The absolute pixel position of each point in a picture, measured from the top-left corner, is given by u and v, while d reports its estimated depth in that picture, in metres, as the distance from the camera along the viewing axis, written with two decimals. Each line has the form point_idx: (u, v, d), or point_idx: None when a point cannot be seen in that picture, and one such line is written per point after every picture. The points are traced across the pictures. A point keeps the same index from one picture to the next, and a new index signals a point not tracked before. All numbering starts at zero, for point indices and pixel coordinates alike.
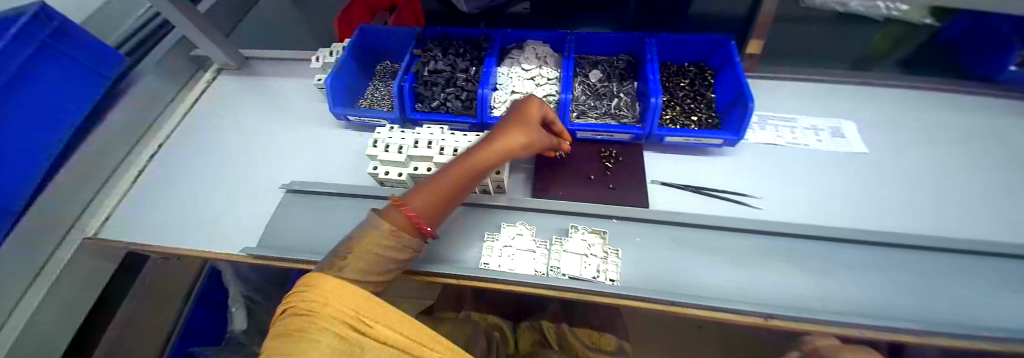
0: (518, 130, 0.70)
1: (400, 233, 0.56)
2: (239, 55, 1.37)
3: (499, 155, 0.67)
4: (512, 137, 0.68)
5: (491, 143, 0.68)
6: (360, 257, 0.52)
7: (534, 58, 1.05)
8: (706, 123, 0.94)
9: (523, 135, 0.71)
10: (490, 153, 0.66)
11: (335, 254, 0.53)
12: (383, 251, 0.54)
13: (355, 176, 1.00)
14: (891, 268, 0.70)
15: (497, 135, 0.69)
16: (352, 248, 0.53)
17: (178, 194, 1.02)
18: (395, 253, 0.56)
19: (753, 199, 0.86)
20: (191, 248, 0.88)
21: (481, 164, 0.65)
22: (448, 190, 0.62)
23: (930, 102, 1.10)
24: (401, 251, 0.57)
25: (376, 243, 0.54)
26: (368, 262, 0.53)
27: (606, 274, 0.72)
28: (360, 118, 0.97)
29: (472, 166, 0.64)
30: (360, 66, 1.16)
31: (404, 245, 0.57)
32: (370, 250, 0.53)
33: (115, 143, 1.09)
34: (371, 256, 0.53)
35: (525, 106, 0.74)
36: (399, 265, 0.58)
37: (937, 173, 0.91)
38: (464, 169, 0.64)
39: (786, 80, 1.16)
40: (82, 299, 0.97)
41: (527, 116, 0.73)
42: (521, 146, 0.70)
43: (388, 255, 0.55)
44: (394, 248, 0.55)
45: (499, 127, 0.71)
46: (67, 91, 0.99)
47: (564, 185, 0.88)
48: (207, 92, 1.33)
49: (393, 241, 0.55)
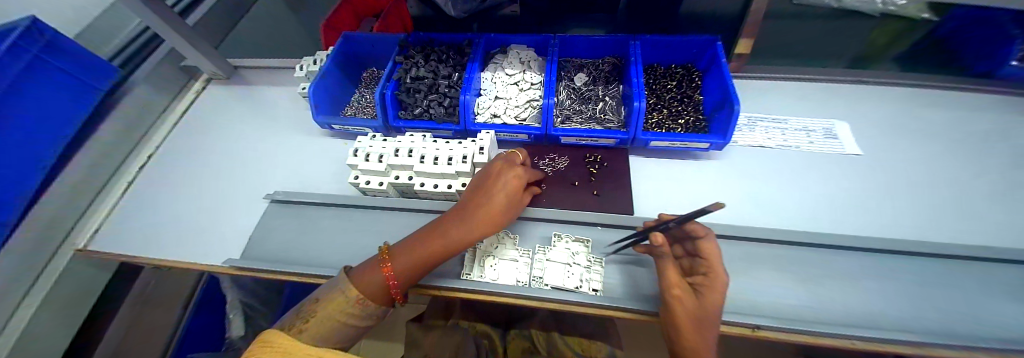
0: (502, 199, 0.63)
1: (368, 301, 0.56)
2: (229, 65, 1.37)
3: (480, 229, 0.61)
4: (494, 210, 0.62)
5: (469, 215, 0.61)
6: (321, 323, 0.53)
7: (518, 62, 1.05)
8: (692, 127, 0.92)
9: (508, 204, 0.64)
10: (470, 230, 0.60)
11: (300, 311, 0.54)
12: (345, 318, 0.55)
13: (340, 186, 0.99)
14: (886, 275, 0.69)
15: (478, 207, 0.62)
16: (316, 309, 0.54)
17: (166, 208, 1.00)
18: (356, 320, 0.56)
19: (738, 205, 0.84)
20: (178, 259, 0.88)
21: (462, 236, 0.60)
22: (422, 262, 0.59)
23: (927, 101, 1.07)
24: (363, 317, 0.57)
25: (340, 308, 0.54)
26: (327, 328, 0.53)
27: (590, 284, 0.70)
28: (344, 126, 0.97)
29: (451, 240, 0.59)
30: (345, 73, 1.16)
31: (368, 313, 0.57)
32: (333, 315, 0.54)
33: (111, 153, 1.09)
34: (331, 322, 0.54)
35: (508, 171, 0.67)
36: (358, 330, 0.59)
37: (937, 175, 0.88)
38: (442, 242, 0.59)
39: (777, 80, 1.14)
40: (75, 310, 1.00)
41: (512, 181, 0.66)
42: (509, 214, 0.64)
43: (348, 321, 0.55)
44: (356, 316, 0.56)
45: (482, 194, 0.63)
46: (58, 106, 0.99)
47: (549, 192, 0.85)
48: (200, 102, 1.34)
49: (357, 308, 0.55)
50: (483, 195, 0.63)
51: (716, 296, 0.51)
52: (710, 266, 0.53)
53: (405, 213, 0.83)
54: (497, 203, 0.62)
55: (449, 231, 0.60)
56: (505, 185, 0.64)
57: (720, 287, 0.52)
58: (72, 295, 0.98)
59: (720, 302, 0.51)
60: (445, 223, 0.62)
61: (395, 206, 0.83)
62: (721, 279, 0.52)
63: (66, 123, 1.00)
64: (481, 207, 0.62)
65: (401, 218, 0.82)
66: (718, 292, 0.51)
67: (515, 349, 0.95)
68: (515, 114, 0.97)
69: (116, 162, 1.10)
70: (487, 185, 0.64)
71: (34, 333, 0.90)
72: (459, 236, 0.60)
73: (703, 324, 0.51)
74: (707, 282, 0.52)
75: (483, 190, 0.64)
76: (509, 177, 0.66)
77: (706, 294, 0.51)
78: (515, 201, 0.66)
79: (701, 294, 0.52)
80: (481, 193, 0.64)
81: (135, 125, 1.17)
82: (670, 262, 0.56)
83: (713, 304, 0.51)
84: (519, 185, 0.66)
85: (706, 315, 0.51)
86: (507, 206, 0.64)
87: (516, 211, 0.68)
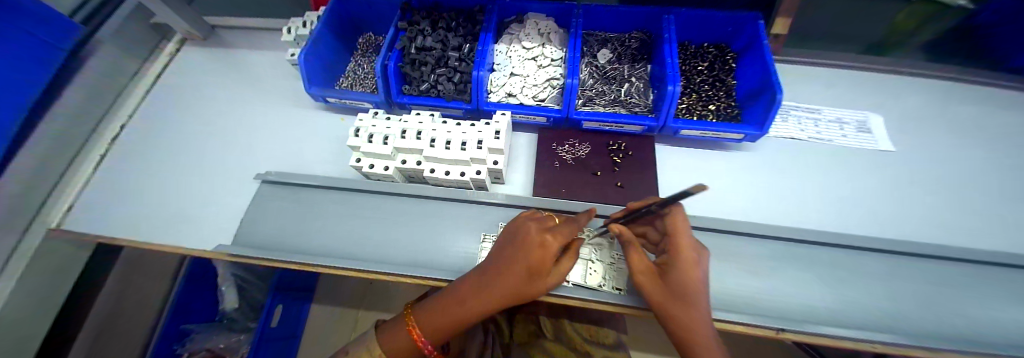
0: (524, 270, 0.53)
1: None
2: (206, 25, 1.23)
3: (503, 300, 0.54)
4: (514, 281, 0.53)
5: (489, 284, 0.54)
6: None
7: (536, 34, 0.94)
8: (724, 114, 0.86)
9: (532, 274, 0.53)
10: (490, 302, 0.54)
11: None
12: None
13: (339, 166, 0.91)
14: (918, 280, 0.66)
15: (498, 276, 0.54)
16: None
17: (149, 185, 0.92)
18: None
19: (765, 201, 0.79)
20: (163, 242, 0.81)
21: (485, 309, 0.55)
22: (446, 324, 0.58)
23: (960, 96, 1.02)
24: None
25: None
26: None
27: (612, 282, 0.66)
28: (340, 100, 0.88)
29: (470, 309, 0.56)
30: (340, 39, 1.04)
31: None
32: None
33: (78, 119, 0.95)
34: None
35: (531, 233, 0.55)
36: None
37: (967, 176, 0.84)
38: (463, 310, 0.56)
39: (809, 66, 1.06)
40: (54, 287, 0.92)
41: (534, 249, 0.53)
42: (535, 286, 0.54)
43: None
44: None
45: (504, 261, 0.54)
46: (22, 68, 0.83)
47: (568, 182, 0.78)
48: (176, 65, 1.21)
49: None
50: (505, 263, 0.54)
51: (692, 272, 0.49)
52: (675, 244, 0.51)
53: (412, 200, 0.76)
54: (519, 275, 0.53)
55: (468, 299, 0.56)
56: (527, 263, 0.52)
57: (688, 263, 0.50)
58: (48, 272, 0.89)
59: (692, 281, 0.49)
60: (466, 288, 0.57)
61: (402, 192, 0.76)
62: (689, 257, 0.50)
63: (31, 87, 0.85)
64: (502, 279, 0.53)
65: (407, 205, 0.76)
66: (689, 268, 0.49)
67: (522, 333, 0.92)
68: (532, 94, 0.88)
69: (82, 136, 0.97)
70: (511, 252, 0.55)
71: (11, 316, 0.83)
72: (477, 306, 0.55)
73: (694, 314, 0.48)
74: (673, 263, 0.51)
75: (506, 258, 0.55)
76: (532, 255, 0.53)
77: (678, 274, 0.50)
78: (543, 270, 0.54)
79: (671, 277, 0.50)
80: (503, 260, 0.55)
81: (104, 87, 1.04)
82: (637, 250, 0.55)
83: (689, 284, 0.49)
84: (546, 261, 0.53)
85: (689, 296, 0.49)
86: (530, 285, 0.54)
87: (548, 288, 0.56)
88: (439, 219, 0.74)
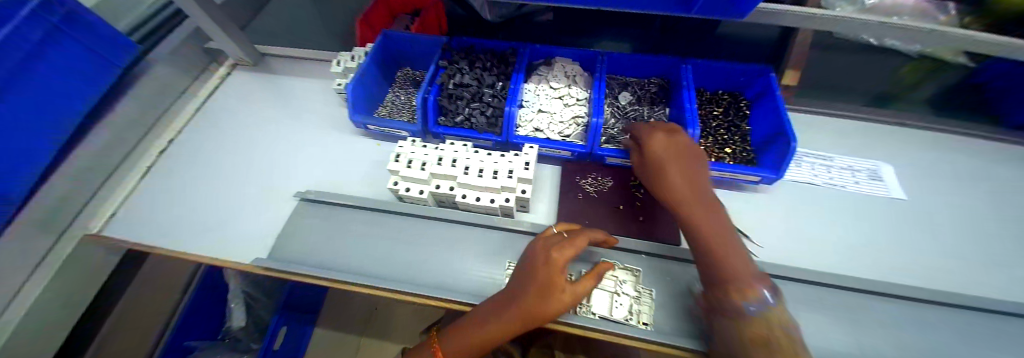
0: (533, 290, 0.55)
1: None
2: (254, 52, 1.35)
3: (518, 323, 0.56)
4: (525, 301, 0.55)
5: (503, 306, 0.57)
6: None
7: (563, 76, 1.03)
8: (740, 157, 0.91)
9: (542, 295, 0.55)
10: (506, 323, 0.56)
11: None
12: None
13: (371, 188, 0.96)
14: (960, 331, 0.64)
15: (511, 297, 0.57)
16: None
17: (192, 198, 0.97)
18: None
19: (786, 243, 0.81)
20: (196, 253, 0.84)
21: (501, 332, 0.58)
22: (466, 347, 0.60)
23: (970, 149, 1.05)
24: None
25: None
26: None
27: (639, 316, 0.65)
28: (380, 127, 0.95)
29: (487, 332, 0.58)
30: (383, 72, 1.14)
31: None
32: None
33: (127, 130, 1.04)
34: None
35: (539, 254, 0.58)
36: None
37: (985, 227, 0.85)
38: (480, 333, 0.58)
39: (820, 115, 1.12)
40: (79, 294, 0.93)
41: (541, 269, 0.56)
42: (547, 307, 0.55)
43: None
44: None
45: (516, 282, 0.58)
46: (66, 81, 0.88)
47: (592, 214, 0.82)
48: (220, 87, 1.32)
49: None
50: (517, 285, 0.57)
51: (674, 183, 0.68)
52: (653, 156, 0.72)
53: (442, 223, 0.80)
54: (530, 297, 0.55)
55: (485, 323, 0.58)
56: (536, 283, 0.55)
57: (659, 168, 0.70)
58: (77, 276, 0.91)
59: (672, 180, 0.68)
60: (482, 312, 0.59)
61: (433, 215, 0.80)
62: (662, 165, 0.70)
63: (85, 97, 0.93)
64: (515, 301, 0.56)
65: (438, 227, 0.80)
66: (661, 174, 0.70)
67: None
68: (559, 130, 0.95)
69: (126, 149, 1.04)
70: (521, 272, 0.58)
71: (40, 318, 0.84)
72: (493, 329, 0.57)
73: (707, 216, 0.63)
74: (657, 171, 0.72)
75: (517, 279, 0.58)
76: (543, 268, 0.56)
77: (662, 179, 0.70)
78: (555, 291, 0.56)
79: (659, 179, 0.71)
80: (515, 282, 0.58)
81: (151, 105, 1.13)
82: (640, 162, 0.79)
83: (693, 189, 0.66)
84: (554, 279, 0.55)
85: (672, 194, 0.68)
86: (542, 305, 0.55)
87: (563, 310, 0.57)
88: (466, 243, 0.77)
